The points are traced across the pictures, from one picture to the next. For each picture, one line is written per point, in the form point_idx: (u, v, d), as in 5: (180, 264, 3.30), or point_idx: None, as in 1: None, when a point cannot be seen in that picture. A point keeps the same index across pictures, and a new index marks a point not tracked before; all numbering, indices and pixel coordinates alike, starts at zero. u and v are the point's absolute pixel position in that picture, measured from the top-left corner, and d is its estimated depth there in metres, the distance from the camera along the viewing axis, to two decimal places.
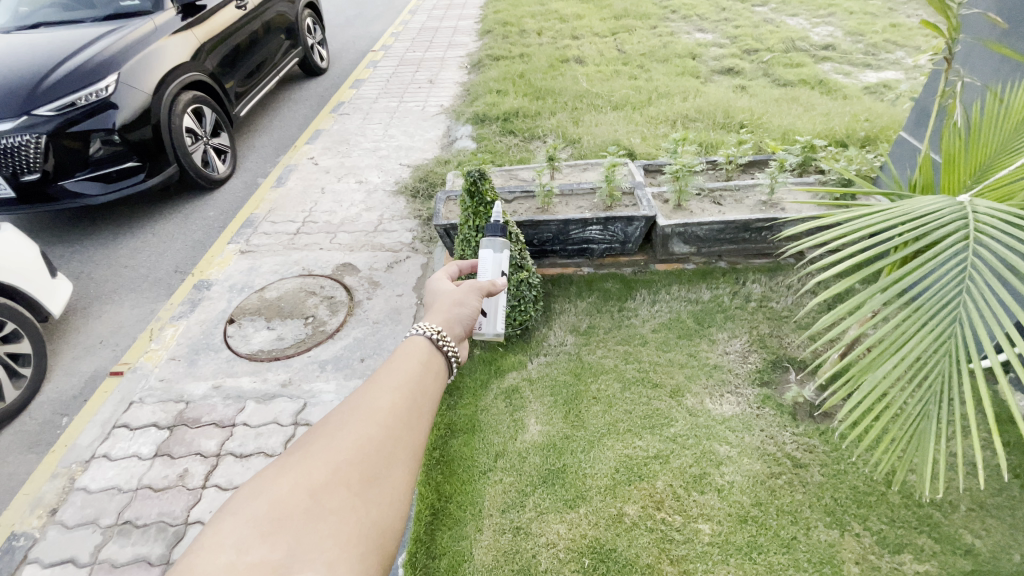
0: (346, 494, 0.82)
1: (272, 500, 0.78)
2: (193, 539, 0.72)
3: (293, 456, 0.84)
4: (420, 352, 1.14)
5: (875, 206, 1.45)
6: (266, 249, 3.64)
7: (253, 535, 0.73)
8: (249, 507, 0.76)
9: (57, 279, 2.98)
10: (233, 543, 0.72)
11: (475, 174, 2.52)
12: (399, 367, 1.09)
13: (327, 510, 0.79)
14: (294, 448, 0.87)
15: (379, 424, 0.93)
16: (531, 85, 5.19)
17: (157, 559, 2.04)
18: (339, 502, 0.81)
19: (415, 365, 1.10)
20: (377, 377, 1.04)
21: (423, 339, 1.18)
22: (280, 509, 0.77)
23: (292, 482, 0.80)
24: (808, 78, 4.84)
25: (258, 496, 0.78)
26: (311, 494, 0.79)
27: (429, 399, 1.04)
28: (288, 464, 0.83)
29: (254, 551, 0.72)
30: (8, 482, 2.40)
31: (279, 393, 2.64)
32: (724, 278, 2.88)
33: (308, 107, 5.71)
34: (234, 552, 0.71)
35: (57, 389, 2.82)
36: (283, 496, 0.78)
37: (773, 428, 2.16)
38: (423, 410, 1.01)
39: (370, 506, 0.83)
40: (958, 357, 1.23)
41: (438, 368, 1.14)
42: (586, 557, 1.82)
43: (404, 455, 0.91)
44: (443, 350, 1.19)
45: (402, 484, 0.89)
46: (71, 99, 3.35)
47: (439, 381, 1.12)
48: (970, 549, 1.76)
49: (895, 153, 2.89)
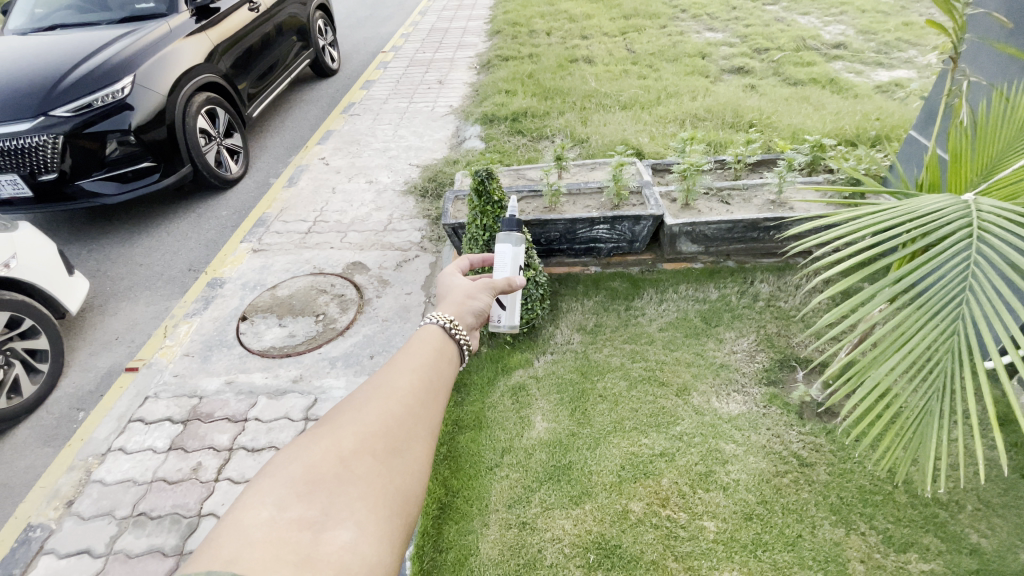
0: (373, 461, 0.86)
1: (306, 464, 0.81)
2: (235, 498, 0.75)
3: (322, 427, 0.88)
4: (434, 340, 1.18)
5: (880, 205, 1.45)
6: (277, 248, 3.70)
7: (290, 495, 0.77)
8: (285, 471, 0.80)
9: (74, 277, 3.06)
10: (271, 502, 0.75)
11: (482, 174, 2.55)
12: (416, 352, 1.14)
13: (357, 474, 0.83)
14: (322, 422, 0.91)
15: (401, 401, 0.97)
16: (540, 85, 5.20)
17: (171, 549, 2.09)
18: (367, 469, 0.84)
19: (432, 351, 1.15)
20: (397, 361, 1.09)
21: (436, 328, 1.21)
22: (313, 472, 0.80)
23: (324, 448, 0.84)
24: (819, 76, 4.80)
25: (292, 461, 0.82)
26: (341, 461, 0.83)
27: (446, 382, 1.09)
28: (318, 434, 0.87)
29: (291, 508, 0.75)
30: (28, 473, 2.47)
31: (290, 389, 2.68)
32: (731, 277, 2.87)
33: (319, 107, 5.78)
34: (274, 508, 0.75)
35: (75, 385, 2.89)
36: (316, 461, 0.82)
37: (779, 426, 2.16)
38: (441, 391, 1.06)
39: (396, 474, 0.87)
40: (962, 355, 1.23)
41: (451, 356, 1.20)
42: (591, 553, 1.83)
43: (426, 430, 0.96)
44: (456, 339, 1.22)
45: (424, 456, 0.93)
46: (88, 100, 3.43)
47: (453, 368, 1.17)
48: (977, 549, 1.75)
49: (904, 153, 2.87)
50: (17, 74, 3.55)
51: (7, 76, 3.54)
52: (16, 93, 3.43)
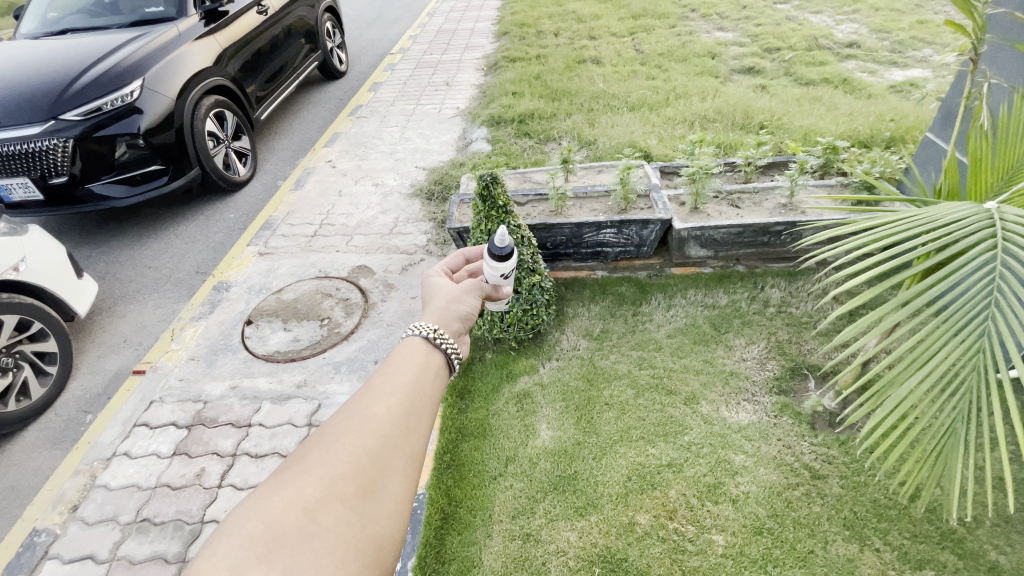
0: (341, 508, 0.87)
1: (267, 519, 0.82)
2: (192, 561, 0.76)
3: (286, 475, 0.89)
4: (417, 352, 1.21)
5: (898, 212, 1.40)
6: (284, 251, 3.70)
7: (248, 557, 0.78)
8: (244, 528, 0.81)
9: (83, 279, 3.07)
10: (226, 568, 0.76)
11: (487, 178, 2.51)
12: (395, 373, 1.13)
13: (323, 526, 0.83)
14: (288, 465, 0.91)
15: (373, 437, 0.97)
16: (547, 87, 5.17)
17: (174, 556, 2.08)
18: (334, 518, 0.85)
19: (411, 372, 1.15)
20: (376, 384, 1.09)
21: (419, 339, 1.23)
22: (274, 529, 0.81)
23: (287, 500, 0.85)
24: (832, 76, 4.72)
25: (253, 516, 0.82)
26: (306, 512, 0.84)
27: (427, 405, 1.09)
28: (282, 484, 0.87)
29: (250, 572, 0.76)
30: (33, 477, 2.48)
31: (294, 394, 2.67)
32: (741, 283, 2.82)
33: (327, 110, 5.79)
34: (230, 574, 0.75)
35: (82, 387, 2.91)
36: (278, 517, 0.82)
37: (790, 437, 2.10)
38: (420, 416, 1.06)
39: (365, 519, 0.88)
40: (987, 372, 1.18)
41: (436, 367, 1.21)
42: (597, 566, 1.79)
43: (397, 467, 0.96)
44: (442, 348, 1.24)
45: (395, 493, 0.94)
46: (98, 104, 3.45)
47: (437, 386, 1.16)
48: (995, 567, 1.69)
49: (921, 155, 2.80)
50: (28, 78, 3.58)
51: (19, 80, 3.57)
52: (27, 97, 3.46)
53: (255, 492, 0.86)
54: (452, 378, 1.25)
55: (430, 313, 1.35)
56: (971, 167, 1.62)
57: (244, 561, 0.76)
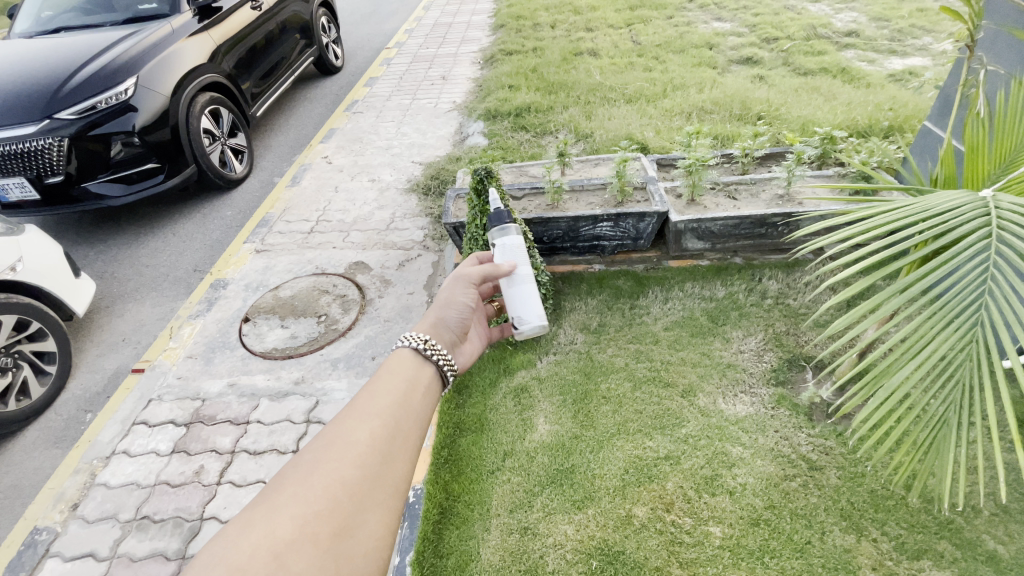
0: (312, 551, 0.91)
1: (235, 564, 0.85)
2: None
3: (259, 513, 0.93)
4: (406, 370, 1.28)
5: (893, 201, 1.39)
6: (281, 248, 3.69)
7: None
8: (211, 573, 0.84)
9: (80, 279, 3.06)
10: None
11: (482, 172, 2.50)
12: (378, 399, 1.18)
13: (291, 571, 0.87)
14: (259, 503, 0.95)
15: (349, 475, 1.02)
16: (544, 80, 5.13)
17: (174, 553, 2.09)
18: (303, 561, 0.89)
19: (393, 399, 1.20)
20: (353, 413, 1.13)
21: (409, 351, 1.33)
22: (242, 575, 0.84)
23: (259, 543, 0.88)
24: (830, 66, 4.68)
25: (219, 561, 0.85)
26: (275, 557, 0.88)
27: (405, 435, 1.14)
28: (256, 524, 0.91)
29: None
30: (34, 476, 2.49)
31: (292, 391, 2.67)
32: (739, 275, 2.81)
33: (323, 105, 5.77)
34: None
35: (82, 386, 2.91)
36: (245, 561, 0.86)
37: (788, 429, 2.10)
38: (400, 446, 1.11)
39: (338, 558, 0.93)
40: (981, 361, 1.18)
41: (416, 393, 1.26)
42: (594, 559, 1.80)
43: (373, 501, 1.02)
44: (432, 360, 1.33)
45: (371, 528, 0.99)
46: (92, 102, 3.43)
47: (419, 411, 1.22)
48: (993, 556, 1.69)
49: (918, 145, 2.78)
50: (22, 77, 3.56)
51: (12, 80, 3.56)
52: (21, 96, 3.45)
53: (226, 532, 0.89)
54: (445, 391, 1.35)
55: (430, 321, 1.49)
56: (968, 155, 1.60)
57: None
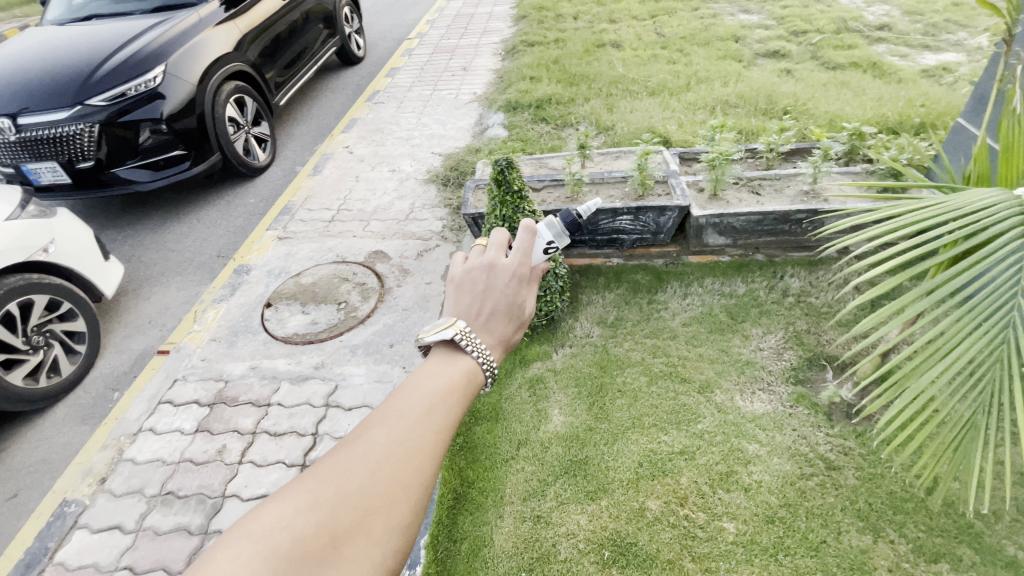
0: (366, 542, 0.77)
1: (294, 536, 0.72)
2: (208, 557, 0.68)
3: (321, 482, 0.78)
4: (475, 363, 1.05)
5: (922, 200, 1.36)
6: (302, 235, 3.75)
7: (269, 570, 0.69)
8: (271, 538, 0.71)
9: (109, 261, 3.16)
10: None
11: (502, 163, 2.50)
12: (455, 387, 0.99)
13: (345, 557, 0.74)
14: (325, 470, 0.81)
15: (415, 460, 0.85)
16: (565, 72, 5.10)
17: (197, 528, 2.16)
18: (357, 550, 0.76)
19: (470, 392, 1.02)
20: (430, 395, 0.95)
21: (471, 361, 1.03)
22: (300, 548, 0.72)
23: (319, 519, 0.75)
24: (861, 60, 4.55)
25: (278, 529, 0.72)
26: (335, 539, 0.74)
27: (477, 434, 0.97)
28: (317, 496, 0.77)
29: None
30: (64, 450, 2.60)
31: (312, 375, 2.73)
32: (760, 272, 2.77)
33: (345, 95, 5.81)
34: None
35: (110, 365, 3.01)
36: (305, 536, 0.73)
37: (805, 427, 2.08)
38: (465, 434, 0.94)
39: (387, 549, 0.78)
40: (1011, 364, 1.15)
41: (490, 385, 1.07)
42: (606, 549, 1.81)
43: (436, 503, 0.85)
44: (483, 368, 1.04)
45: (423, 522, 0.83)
46: (122, 89, 3.52)
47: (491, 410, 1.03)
48: (1013, 563, 1.66)
49: (951, 142, 2.70)
50: (55, 64, 3.66)
51: (46, 67, 3.66)
52: (54, 83, 3.54)
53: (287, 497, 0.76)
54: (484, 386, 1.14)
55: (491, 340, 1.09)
56: (1003, 153, 1.54)
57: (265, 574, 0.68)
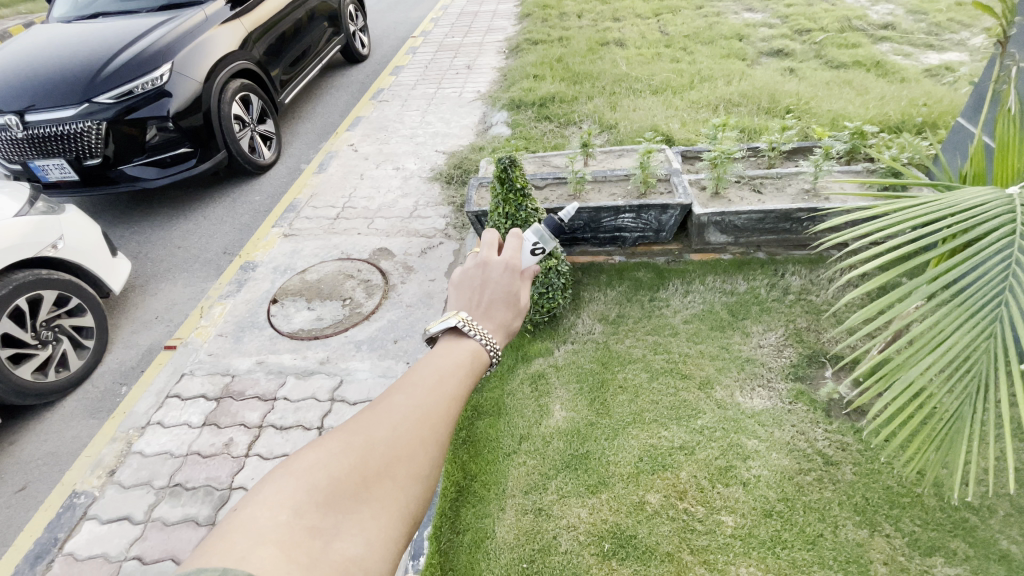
0: (393, 485, 0.79)
1: (329, 474, 0.76)
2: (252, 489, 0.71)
3: (349, 432, 0.82)
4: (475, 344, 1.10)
5: (917, 198, 1.38)
6: (307, 233, 3.79)
7: (309, 502, 0.72)
8: (308, 474, 0.75)
9: (117, 257, 3.20)
10: (284, 511, 0.70)
11: (505, 161, 2.53)
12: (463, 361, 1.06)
13: (375, 497, 0.77)
14: (353, 423, 0.85)
15: (435, 420, 0.89)
16: (569, 70, 5.11)
17: (204, 519, 2.21)
18: (385, 492, 0.78)
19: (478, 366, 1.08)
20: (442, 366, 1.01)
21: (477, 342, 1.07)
22: (335, 483, 0.75)
23: (350, 461, 0.78)
24: (864, 59, 4.55)
25: (316, 466, 0.76)
26: (365, 479, 0.78)
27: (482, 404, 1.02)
28: (348, 440, 0.81)
29: (304, 521, 0.70)
30: (74, 443, 2.65)
31: (317, 370, 2.77)
32: (761, 270, 2.79)
33: (349, 93, 5.84)
34: (291, 512, 0.70)
35: (118, 360, 3.06)
36: (340, 474, 0.76)
37: (804, 424, 2.10)
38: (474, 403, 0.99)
39: (411, 497, 0.81)
40: (999, 358, 1.17)
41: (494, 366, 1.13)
42: (606, 542, 1.85)
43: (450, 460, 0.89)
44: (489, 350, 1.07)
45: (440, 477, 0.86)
46: (129, 87, 3.56)
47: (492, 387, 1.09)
48: (1007, 556, 1.68)
49: (950, 141, 2.71)
50: (63, 62, 3.70)
51: (54, 64, 3.70)
52: (62, 81, 3.59)
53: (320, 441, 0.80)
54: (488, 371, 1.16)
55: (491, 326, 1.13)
56: (998, 153, 1.56)
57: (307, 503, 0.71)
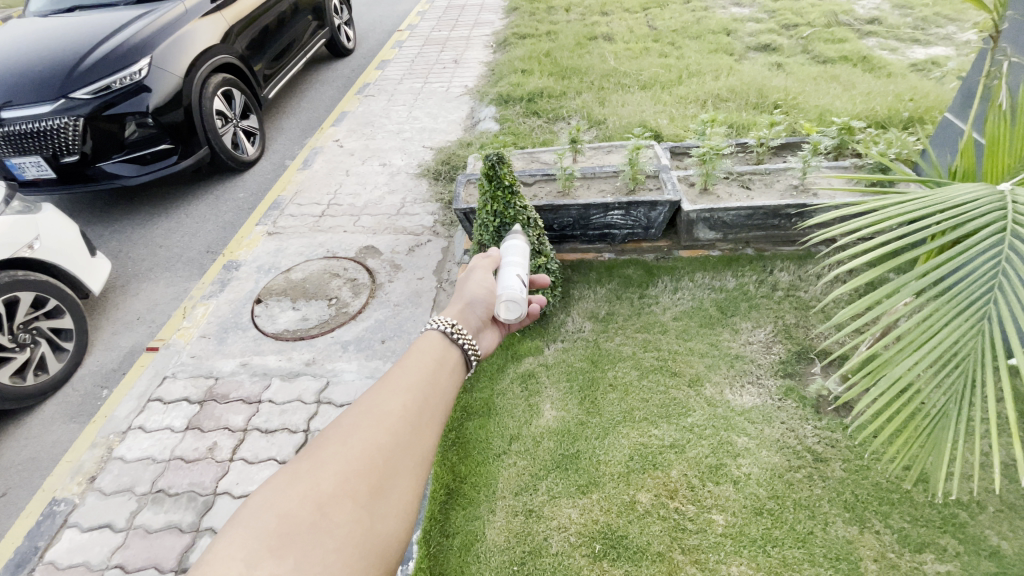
0: (351, 507, 0.86)
1: (281, 514, 0.82)
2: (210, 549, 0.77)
3: (296, 469, 0.88)
4: (434, 346, 1.24)
5: (908, 194, 1.37)
6: (292, 231, 3.72)
7: (265, 547, 0.78)
8: (260, 520, 0.81)
9: (96, 258, 3.11)
10: (240, 560, 0.76)
11: (493, 158, 2.49)
12: (411, 373, 1.13)
13: (334, 522, 0.84)
14: (301, 458, 0.91)
15: (384, 438, 0.96)
16: (557, 65, 5.07)
17: (188, 526, 2.16)
18: (344, 516, 0.85)
19: (427, 372, 1.15)
20: (390, 382, 1.08)
21: (438, 333, 1.28)
22: (288, 521, 0.81)
23: (302, 494, 0.85)
24: (850, 54, 4.57)
25: (268, 508, 0.83)
26: (320, 508, 0.84)
27: (436, 404, 1.09)
28: (297, 476, 0.87)
29: (261, 567, 0.76)
30: (53, 449, 2.57)
31: (303, 371, 2.72)
32: (750, 266, 2.79)
33: (335, 88, 5.75)
34: (249, 562, 0.76)
35: (98, 363, 2.98)
36: (292, 509, 0.83)
37: (794, 420, 2.11)
38: (433, 416, 1.06)
39: (375, 517, 0.88)
40: (986, 355, 1.17)
41: (450, 367, 1.22)
42: (597, 542, 1.83)
43: (407, 467, 0.95)
44: (458, 344, 1.28)
45: (405, 492, 0.93)
46: (106, 82, 3.45)
47: (446, 386, 1.16)
48: (996, 552, 1.69)
49: (938, 137, 2.72)
50: (37, 56, 3.58)
51: (28, 58, 3.58)
52: (37, 76, 3.47)
53: (271, 484, 0.86)
54: (469, 374, 1.28)
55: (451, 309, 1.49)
56: (988, 149, 1.56)
57: (263, 549, 0.77)
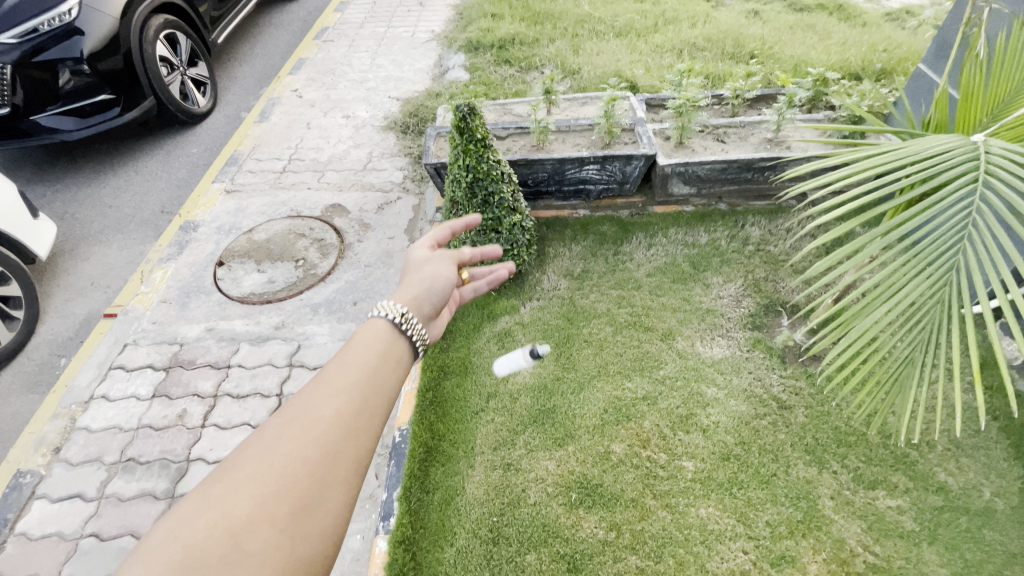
0: (269, 532, 0.84)
1: (188, 545, 0.79)
2: None
3: (207, 494, 0.85)
4: (380, 337, 1.18)
5: (882, 145, 1.37)
6: (252, 188, 3.53)
7: None
8: (164, 554, 0.78)
9: (39, 220, 2.89)
10: None
11: (465, 109, 2.36)
12: (347, 370, 1.06)
13: (247, 551, 0.81)
14: (216, 479, 0.88)
15: (308, 454, 0.92)
16: (529, 9, 4.81)
17: (163, 493, 2.13)
18: (260, 543, 0.83)
19: (365, 368, 1.09)
20: (322, 384, 1.02)
21: (384, 322, 1.20)
22: (194, 554, 0.79)
23: (210, 524, 0.82)
24: (827, 1, 4.48)
25: (174, 540, 0.80)
26: (232, 537, 0.81)
27: (376, 405, 1.03)
28: (208, 502, 0.84)
29: None
30: (12, 421, 2.46)
31: (272, 335, 2.65)
32: (722, 220, 2.81)
33: (291, 32, 5.33)
34: None
35: (52, 331, 2.83)
36: (199, 541, 0.80)
37: (761, 370, 2.19)
38: (368, 421, 1.01)
39: (296, 538, 0.86)
40: (951, 305, 1.21)
41: (395, 359, 1.16)
42: (573, 491, 1.90)
43: (336, 479, 0.92)
44: (405, 333, 1.20)
45: (331, 508, 0.91)
46: (32, 24, 3.07)
47: (388, 382, 1.10)
48: (942, 487, 1.83)
49: (911, 88, 2.72)
50: None
51: None
52: None
53: (178, 511, 0.83)
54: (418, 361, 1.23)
55: (403, 295, 1.33)
56: (962, 101, 1.56)
57: None
